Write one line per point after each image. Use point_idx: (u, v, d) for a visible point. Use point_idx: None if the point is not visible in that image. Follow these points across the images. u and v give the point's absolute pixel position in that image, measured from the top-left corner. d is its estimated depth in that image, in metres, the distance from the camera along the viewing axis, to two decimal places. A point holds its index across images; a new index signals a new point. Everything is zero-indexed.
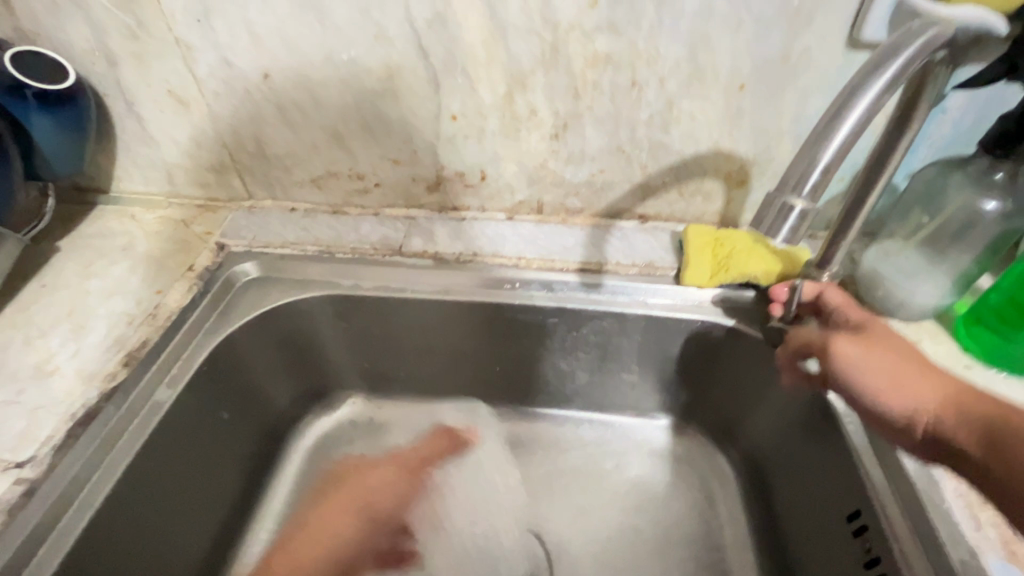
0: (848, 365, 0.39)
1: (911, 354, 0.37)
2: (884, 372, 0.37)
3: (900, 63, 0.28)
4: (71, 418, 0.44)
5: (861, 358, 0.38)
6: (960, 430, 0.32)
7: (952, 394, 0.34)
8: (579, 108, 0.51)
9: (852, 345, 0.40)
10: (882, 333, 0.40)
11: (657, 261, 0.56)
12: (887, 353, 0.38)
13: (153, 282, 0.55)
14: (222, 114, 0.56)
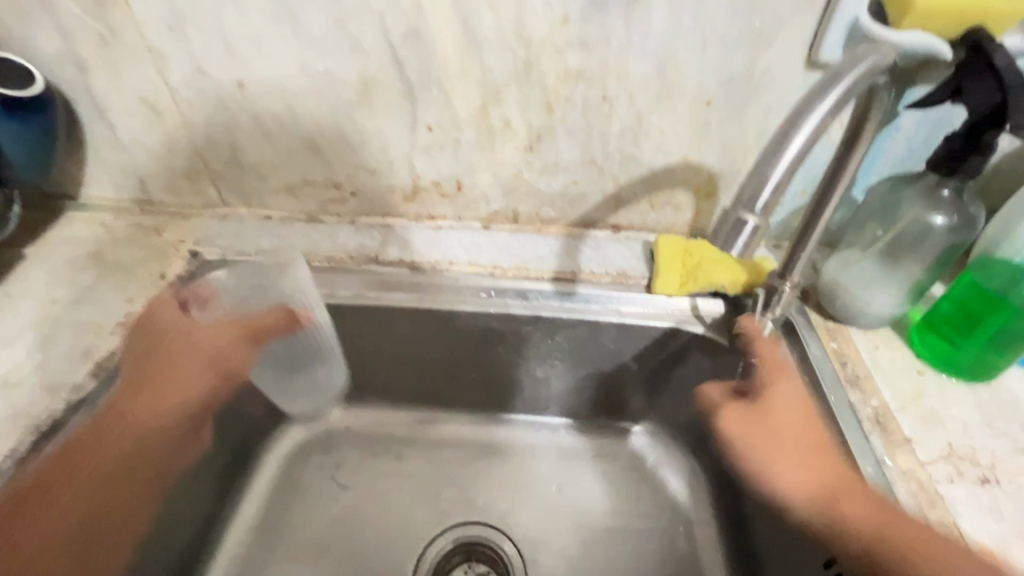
0: (731, 436, 0.46)
1: (799, 437, 0.42)
2: (762, 453, 0.44)
3: (846, 86, 0.29)
4: (35, 429, 0.43)
5: (739, 433, 0.46)
6: (827, 530, 0.38)
7: (822, 488, 0.40)
8: (552, 121, 0.52)
9: (738, 420, 0.46)
10: (769, 407, 0.44)
11: (629, 270, 0.58)
12: (776, 437, 0.43)
13: (123, 290, 0.55)
14: (195, 122, 0.56)
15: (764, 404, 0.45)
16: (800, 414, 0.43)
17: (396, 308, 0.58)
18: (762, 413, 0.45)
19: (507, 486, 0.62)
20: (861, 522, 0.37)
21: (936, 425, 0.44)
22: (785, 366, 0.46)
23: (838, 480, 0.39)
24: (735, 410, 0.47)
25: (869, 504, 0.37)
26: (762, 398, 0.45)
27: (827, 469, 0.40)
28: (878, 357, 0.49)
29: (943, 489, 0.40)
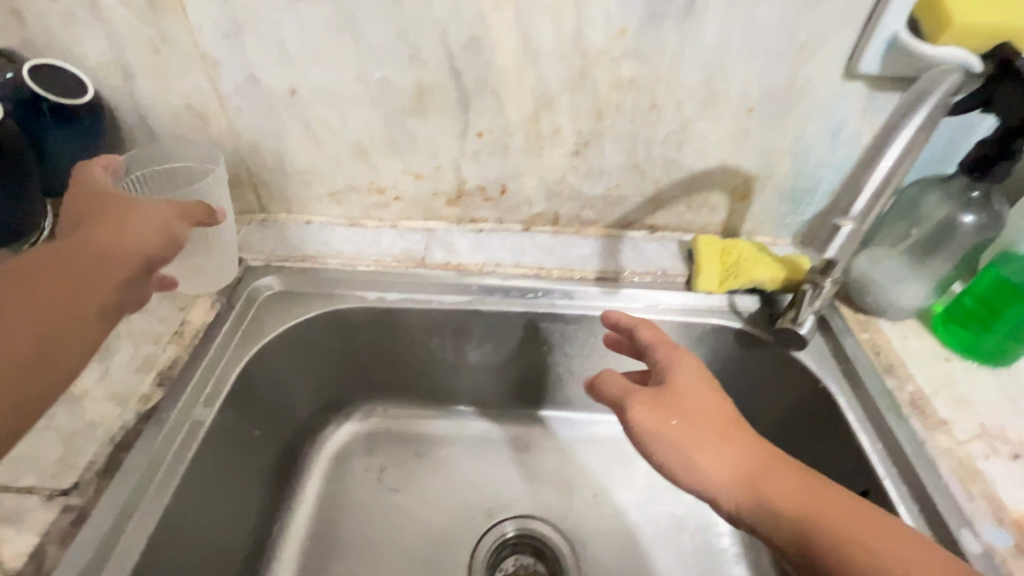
0: (647, 432, 0.42)
1: (714, 421, 0.41)
2: (682, 443, 0.41)
3: None
4: (111, 441, 0.43)
5: (659, 425, 0.41)
6: (754, 511, 0.39)
7: (746, 472, 0.40)
8: (600, 127, 0.54)
9: (651, 413, 0.42)
10: (683, 395, 0.43)
11: (669, 268, 0.61)
12: (689, 423, 0.41)
13: (174, 298, 0.54)
14: (243, 129, 0.56)
15: (675, 392, 0.43)
16: (711, 398, 0.42)
17: (444, 311, 0.59)
18: (676, 400, 0.42)
19: (550, 477, 0.65)
20: (791, 506, 0.38)
21: (967, 407, 0.48)
22: (686, 354, 0.46)
23: (757, 462, 0.40)
24: (643, 401, 0.43)
25: (791, 474, 0.39)
26: (673, 385, 0.43)
27: (746, 451, 0.40)
28: (907, 346, 0.53)
29: (981, 465, 0.44)
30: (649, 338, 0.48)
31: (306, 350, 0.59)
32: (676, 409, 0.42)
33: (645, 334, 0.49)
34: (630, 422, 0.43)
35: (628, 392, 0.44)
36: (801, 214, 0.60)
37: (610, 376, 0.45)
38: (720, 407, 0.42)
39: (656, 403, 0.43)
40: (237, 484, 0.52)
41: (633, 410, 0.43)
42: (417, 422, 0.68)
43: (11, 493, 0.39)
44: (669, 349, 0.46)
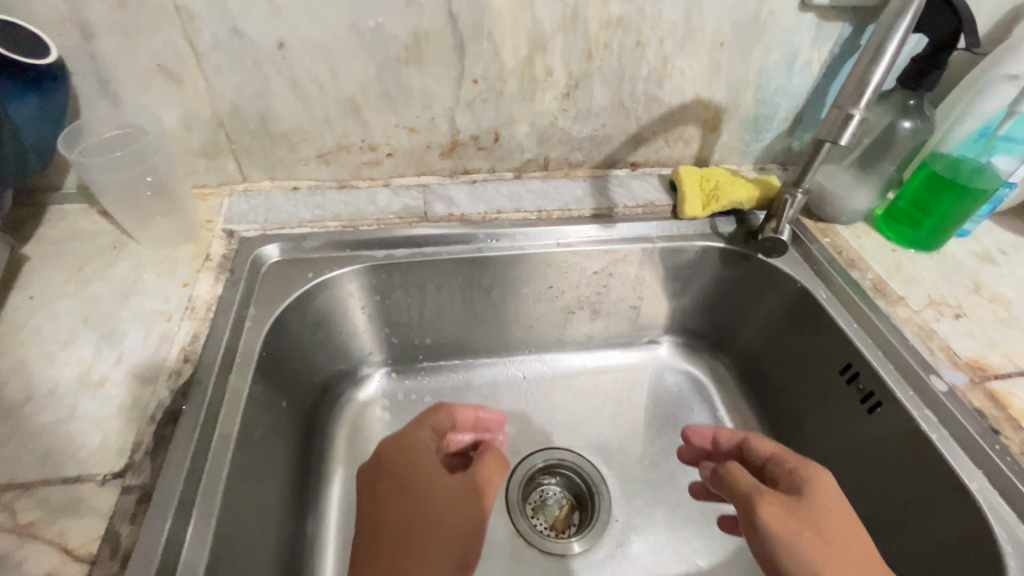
0: (777, 536, 0.40)
1: (852, 545, 0.40)
2: (819, 558, 0.39)
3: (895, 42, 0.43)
4: (153, 420, 0.41)
5: (791, 535, 0.40)
6: None
7: None
8: (589, 68, 0.57)
9: (785, 520, 0.41)
10: (823, 512, 0.42)
11: (656, 200, 0.66)
12: (822, 537, 0.40)
13: (172, 277, 0.52)
14: (223, 90, 0.52)
15: (810, 505, 0.42)
16: (846, 516, 0.41)
17: (453, 260, 0.61)
18: (811, 514, 0.41)
19: (562, 408, 0.70)
20: None
21: (917, 285, 0.58)
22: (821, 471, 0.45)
23: None
24: (776, 505, 0.42)
25: None
26: (810, 500, 0.42)
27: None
28: (861, 244, 0.62)
29: (934, 327, 0.54)
30: (767, 450, 0.50)
31: (317, 317, 0.59)
32: (807, 517, 0.41)
33: (760, 446, 0.51)
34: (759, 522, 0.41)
35: (758, 490, 0.43)
36: (761, 139, 0.67)
37: (741, 472, 0.45)
38: (855, 526, 0.41)
39: (786, 509, 0.41)
40: (274, 453, 0.51)
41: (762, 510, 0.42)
42: (429, 378, 0.70)
43: (57, 485, 0.37)
44: (804, 463, 0.46)
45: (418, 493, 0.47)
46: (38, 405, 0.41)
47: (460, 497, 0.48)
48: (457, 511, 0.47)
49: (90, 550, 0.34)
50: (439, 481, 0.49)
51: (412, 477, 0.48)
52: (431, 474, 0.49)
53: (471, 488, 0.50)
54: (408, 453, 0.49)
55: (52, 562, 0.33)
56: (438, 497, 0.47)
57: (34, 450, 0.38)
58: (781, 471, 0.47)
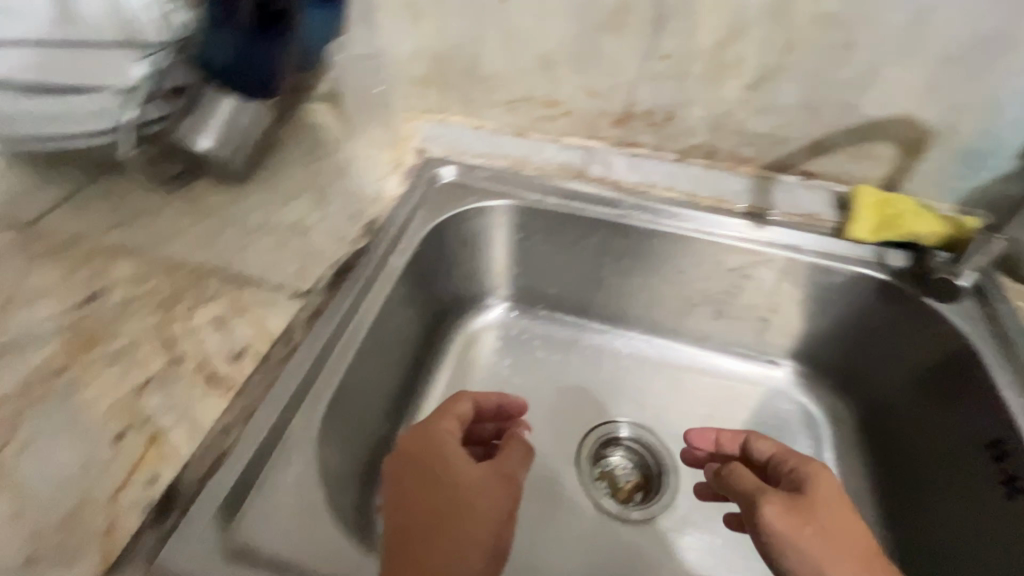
0: (778, 533, 0.40)
1: (854, 541, 0.39)
2: (819, 554, 0.38)
3: None
4: (333, 267, 0.53)
5: (794, 530, 0.40)
6: None
7: None
8: (785, 62, 0.56)
9: (785, 516, 0.40)
10: (823, 507, 0.41)
11: (820, 214, 0.63)
12: (823, 533, 0.39)
13: (372, 172, 0.65)
14: (449, 30, 0.63)
15: (811, 501, 0.41)
16: (849, 511, 0.41)
17: (596, 220, 0.65)
18: (813, 509, 0.41)
19: (657, 393, 0.72)
20: None
21: None
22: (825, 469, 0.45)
23: None
24: (776, 501, 0.42)
25: None
26: (810, 496, 0.42)
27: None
28: None
29: None
30: (770, 451, 0.50)
31: (467, 237, 0.67)
32: (806, 511, 0.41)
33: (763, 447, 0.51)
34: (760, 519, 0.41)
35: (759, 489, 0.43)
36: (974, 178, 0.60)
37: (744, 473, 0.46)
38: (859, 521, 0.41)
39: (785, 504, 0.41)
40: (405, 331, 0.62)
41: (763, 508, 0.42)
42: (542, 325, 0.76)
43: (265, 288, 0.50)
44: (807, 461, 0.46)
45: (442, 480, 0.40)
46: (267, 232, 0.55)
47: (490, 481, 0.41)
48: (483, 498, 0.40)
49: (275, 334, 0.46)
50: (462, 465, 0.42)
51: (436, 464, 0.41)
52: (459, 456, 0.42)
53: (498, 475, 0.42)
54: (428, 437, 0.43)
55: (250, 333, 0.46)
56: (463, 484, 0.40)
57: (258, 260, 0.53)
58: (785, 470, 0.47)
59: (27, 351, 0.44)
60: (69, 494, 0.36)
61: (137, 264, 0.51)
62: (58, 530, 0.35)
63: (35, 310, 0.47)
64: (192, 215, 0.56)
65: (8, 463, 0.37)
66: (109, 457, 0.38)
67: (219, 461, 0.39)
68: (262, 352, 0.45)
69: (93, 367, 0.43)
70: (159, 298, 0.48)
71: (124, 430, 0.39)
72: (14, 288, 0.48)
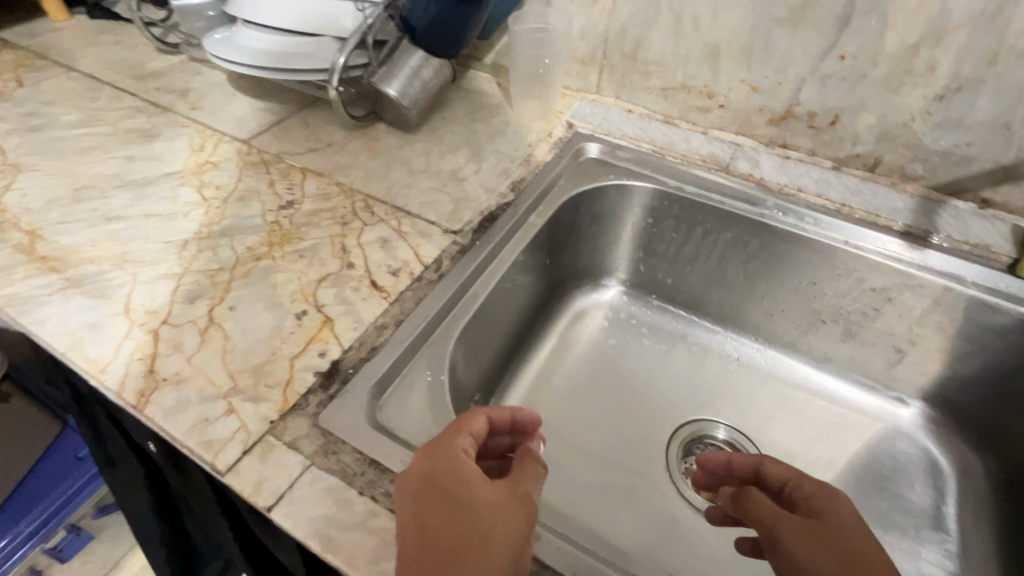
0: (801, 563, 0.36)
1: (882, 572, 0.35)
2: None
3: None
4: (481, 214, 0.59)
5: (817, 560, 0.35)
6: None
7: None
8: (985, 74, 0.52)
9: (808, 542, 0.37)
10: (847, 535, 0.37)
11: (993, 245, 0.57)
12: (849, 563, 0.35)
13: (523, 138, 0.70)
14: (621, 13, 0.66)
15: (833, 528, 0.37)
16: (874, 544, 0.36)
17: (733, 214, 0.65)
18: (835, 541, 0.37)
19: (761, 402, 0.70)
20: None
21: None
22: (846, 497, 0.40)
23: None
24: (799, 532, 0.38)
25: None
26: (831, 524, 0.38)
27: None
28: None
29: None
30: (784, 475, 0.44)
31: (598, 213, 0.70)
32: (831, 537, 0.37)
33: (778, 470, 0.45)
34: (781, 546, 0.37)
35: (776, 515, 0.39)
36: None
37: (758, 494, 0.41)
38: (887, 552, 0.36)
39: (806, 529, 0.38)
40: (528, 288, 0.66)
41: (784, 534, 0.38)
42: (653, 313, 0.77)
43: (423, 221, 0.56)
44: (825, 482, 0.42)
45: (455, 503, 0.34)
46: (428, 175, 0.62)
47: (510, 497, 0.35)
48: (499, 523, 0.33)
49: (428, 260, 0.52)
50: (480, 481, 0.35)
51: (447, 481, 0.35)
52: (475, 472, 0.36)
53: (518, 491, 0.36)
54: (437, 451, 0.37)
55: (409, 255, 0.52)
56: (476, 508, 0.34)
57: (419, 197, 0.59)
58: (800, 495, 0.42)
59: (240, 236, 0.53)
60: (261, 349, 0.44)
61: (323, 184, 0.60)
62: (250, 374, 0.42)
63: (246, 205, 0.57)
64: (370, 153, 0.64)
65: (220, 316, 0.46)
66: (292, 328, 0.46)
67: (372, 352, 0.45)
68: (416, 272, 0.51)
69: (284, 257, 0.52)
70: (338, 213, 0.56)
71: (304, 310, 0.47)
72: (232, 187, 0.59)
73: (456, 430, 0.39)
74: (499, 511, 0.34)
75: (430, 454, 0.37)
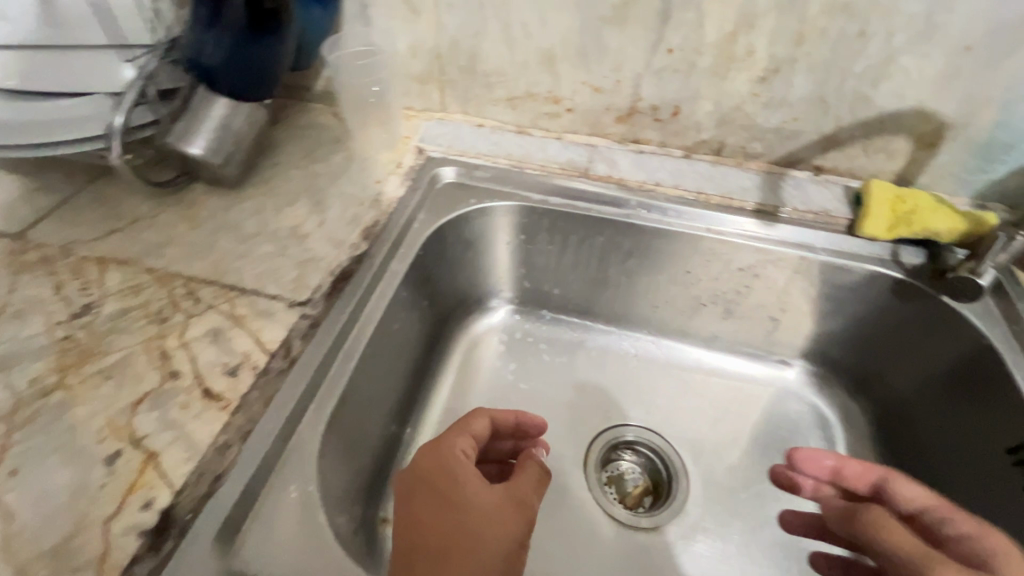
0: None
1: None
2: None
3: None
4: (332, 273, 0.51)
5: None
6: None
7: None
8: (797, 54, 0.54)
9: None
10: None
11: (832, 210, 0.61)
12: None
13: (370, 173, 0.63)
14: (448, 27, 0.61)
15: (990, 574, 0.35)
16: None
17: (601, 219, 0.63)
18: None
19: (666, 395, 0.70)
20: None
21: None
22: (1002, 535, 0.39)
23: None
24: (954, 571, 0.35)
25: None
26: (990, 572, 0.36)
27: None
28: None
29: None
30: (917, 499, 0.46)
31: (469, 239, 0.66)
32: None
33: (908, 493, 0.46)
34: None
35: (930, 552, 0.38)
36: (990, 171, 0.58)
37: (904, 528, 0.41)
38: None
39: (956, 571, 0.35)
40: (408, 337, 0.61)
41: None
42: (547, 326, 0.74)
43: (263, 297, 0.48)
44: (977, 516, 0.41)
45: (452, 494, 0.38)
46: (263, 239, 0.54)
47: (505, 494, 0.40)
48: (494, 522, 0.37)
49: (273, 346, 0.45)
50: (476, 479, 0.40)
51: (445, 477, 0.40)
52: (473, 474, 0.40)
53: (512, 493, 0.40)
54: (439, 451, 0.42)
55: (249, 345, 0.44)
56: (472, 506, 0.38)
57: (255, 269, 0.51)
58: (948, 528, 0.41)
59: (18, 367, 0.42)
60: (65, 518, 0.35)
61: (129, 274, 0.50)
62: (50, 559, 0.33)
63: (24, 323, 0.45)
64: (186, 223, 0.54)
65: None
66: (103, 479, 0.36)
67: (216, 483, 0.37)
68: (260, 364, 0.43)
69: (84, 384, 0.41)
70: (152, 309, 0.47)
71: (118, 450, 0.38)
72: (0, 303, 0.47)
73: (457, 432, 0.45)
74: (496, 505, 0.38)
75: (433, 451, 0.42)
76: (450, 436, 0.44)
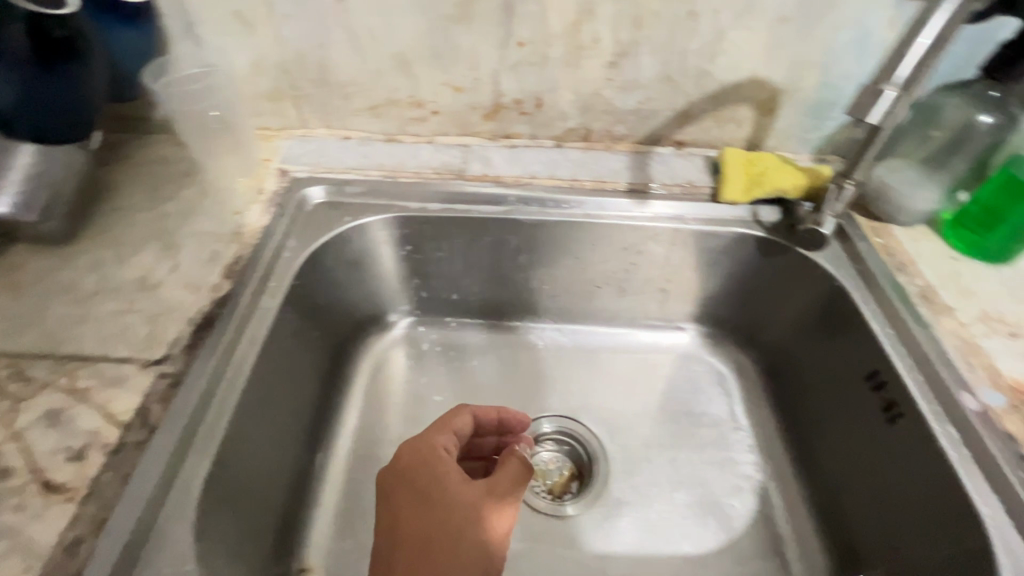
0: None
1: None
2: None
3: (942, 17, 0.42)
4: (192, 322, 0.47)
5: None
6: None
7: None
8: (638, 37, 0.56)
9: None
10: None
11: (696, 181, 0.65)
12: None
13: (228, 205, 0.58)
14: (289, 39, 0.57)
15: None
16: None
17: (482, 219, 0.63)
18: None
19: (578, 380, 0.71)
20: None
21: (971, 297, 0.56)
22: None
23: None
24: None
25: None
26: None
27: None
28: (917, 247, 0.61)
29: (980, 342, 0.52)
30: None
31: (351, 258, 0.63)
32: None
33: None
34: None
35: None
36: (822, 127, 0.64)
37: None
38: None
39: None
40: (300, 372, 0.57)
41: None
42: (452, 332, 0.73)
43: (109, 362, 0.43)
44: None
45: (434, 495, 0.41)
46: (105, 296, 0.48)
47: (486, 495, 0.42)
48: (480, 523, 0.40)
49: (126, 417, 0.40)
50: (457, 482, 0.42)
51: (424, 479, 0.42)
52: (453, 475, 0.42)
53: (491, 491, 0.43)
54: (421, 451, 0.44)
55: (97, 421, 0.39)
56: (456, 507, 0.41)
57: (98, 332, 0.45)
58: None
59: None
60: None
61: None
62: None
63: None
64: (4, 292, 0.47)
65: None
66: None
67: None
68: (112, 440, 0.38)
69: None
70: None
71: None
72: None
73: (438, 429, 0.46)
74: (478, 508, 0.41)
75: (414, 451, 0.44)
76: (432, 434, 0.46)
